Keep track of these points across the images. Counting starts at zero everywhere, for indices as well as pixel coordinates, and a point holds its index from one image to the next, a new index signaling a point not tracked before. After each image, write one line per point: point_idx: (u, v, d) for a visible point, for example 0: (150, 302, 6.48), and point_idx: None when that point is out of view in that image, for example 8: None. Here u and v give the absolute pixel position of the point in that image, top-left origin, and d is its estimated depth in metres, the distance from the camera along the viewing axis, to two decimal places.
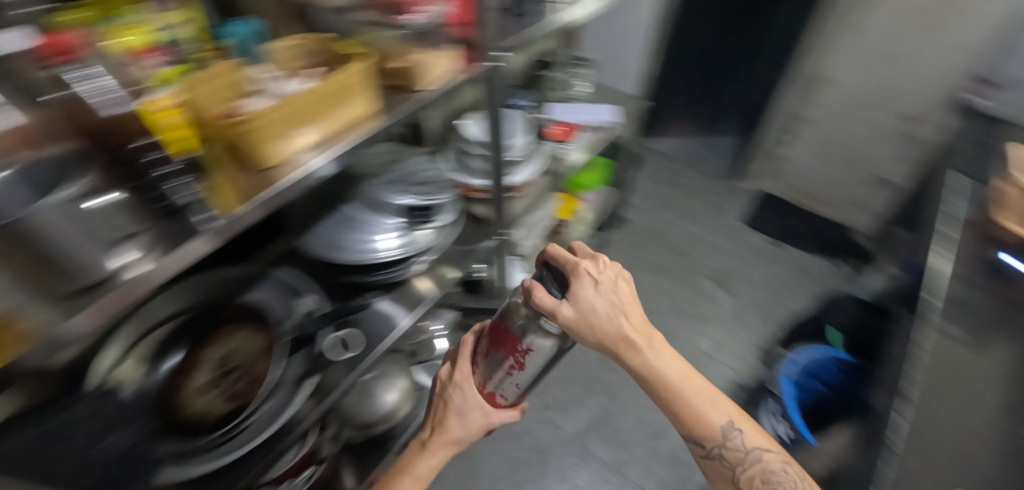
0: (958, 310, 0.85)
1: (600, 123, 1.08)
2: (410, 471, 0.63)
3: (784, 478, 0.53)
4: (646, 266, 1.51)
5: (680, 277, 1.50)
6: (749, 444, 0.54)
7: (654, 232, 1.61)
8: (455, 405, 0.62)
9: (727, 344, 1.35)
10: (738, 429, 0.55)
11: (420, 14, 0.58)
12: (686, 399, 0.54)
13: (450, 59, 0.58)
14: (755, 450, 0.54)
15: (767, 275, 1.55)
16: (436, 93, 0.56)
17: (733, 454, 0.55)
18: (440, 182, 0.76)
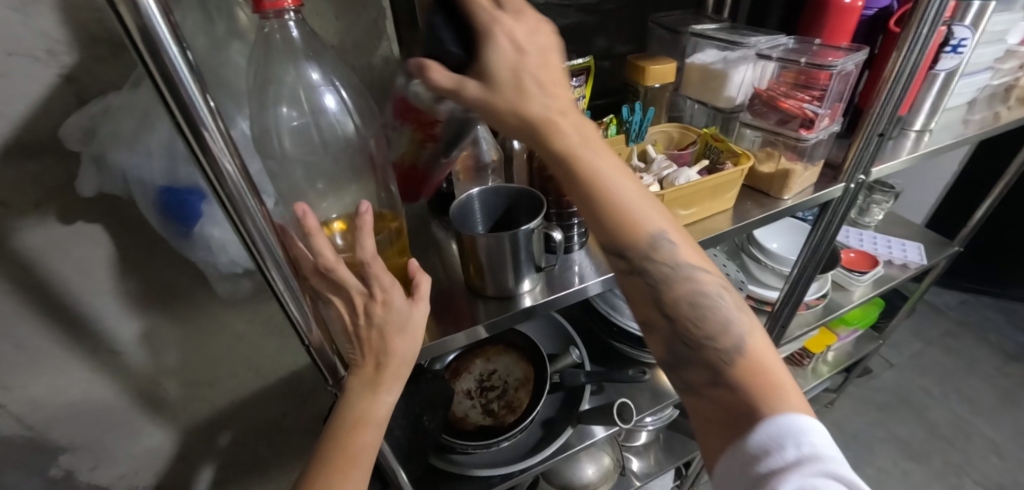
0: None
1: (901, 260, 0.97)
2: (363, 418, 0.35)
3: (712, 304, 0.35)
4: (889, 441, 1.21)
5: (942, 472, 1.15)
6: (678, 255, 0.34)
7: (905, 398, 1.30)
8: (383, 325, 0.33)
9: None
10: (670, 240, 0.34)
11: (816, 130, 0.53)
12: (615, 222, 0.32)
13: (811, 176, 0.57)
14: (713, 301, 0.35)
15: None
16: (789, 203, 0.56)
17: (656, 266, 0.34)
18: (735, 280, 0.78)
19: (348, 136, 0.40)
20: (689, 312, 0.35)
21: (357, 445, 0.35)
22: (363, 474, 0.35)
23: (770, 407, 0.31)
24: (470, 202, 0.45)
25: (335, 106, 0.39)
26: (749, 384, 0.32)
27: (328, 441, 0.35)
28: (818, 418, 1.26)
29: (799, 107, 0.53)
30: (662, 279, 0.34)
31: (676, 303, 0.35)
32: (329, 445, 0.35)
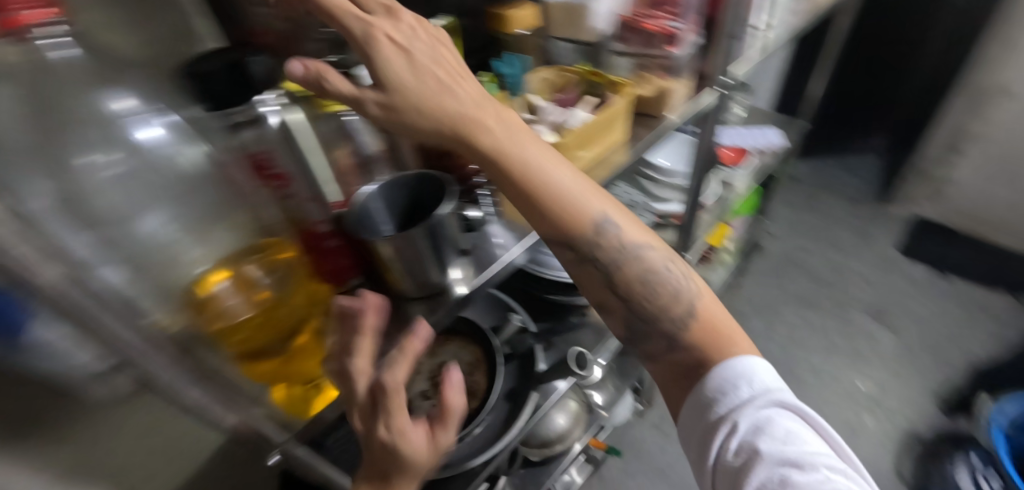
0: None
1: (765, 146, 1.10)
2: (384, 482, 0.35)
3: (669, 279, 0.41)
4: (791, 300, 1.41)
5: (832, 311, 1.38)
6: (627, 243, 0.40)
7: (794, 261, 1.52)
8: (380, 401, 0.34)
9: (899, 391, 1.21)
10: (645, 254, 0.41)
11: (681, 44, 0.57)
12: (543, 209, 0.37)
13: (690, 92, 0.62)
14: (635, 249, 0.40)
15: (942, 314, 1.37)
16: (677, 121, 0.60)
17: (608, 253, 0.39)
18: None
19: (201, 169, 0.35)
20: (641, 285, 0.40)
21: None
22: None
23: (721, 352, 0.39)
24: (368, 202, 0.40)
25: (168, 137, 0.34)
26: (706, 342, 0.40)
27: None
28: (734, 300, 1.42)
29: (662, 26, 0.56)
30: (612, 266, 0.40)
31: (625, 276, 0.40)
32: None
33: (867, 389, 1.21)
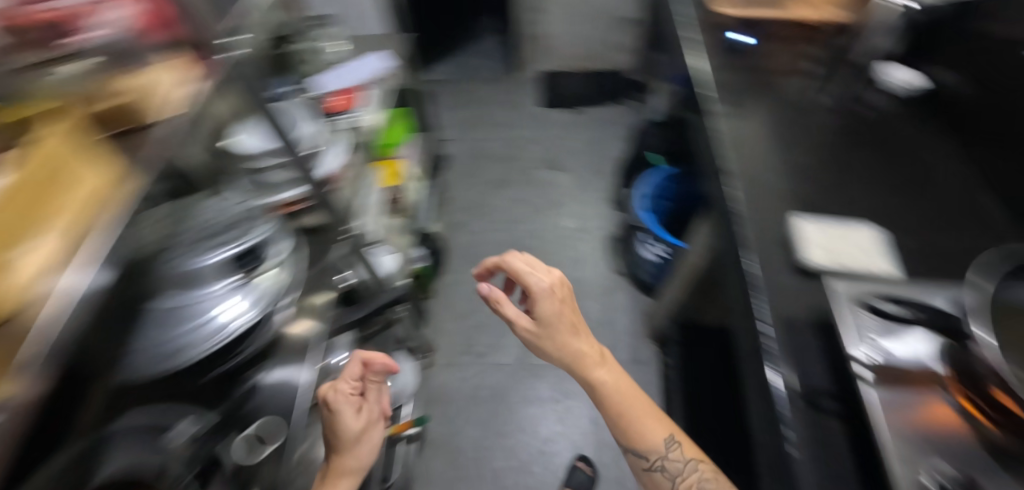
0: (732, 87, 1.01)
1: (374, 71, 1.20)
2: None
3: (676, 461, 0.64)
4: (492, 190, 1.71)
5: (526, 180, 1.73)
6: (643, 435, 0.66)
7: (490, 154, 1.82)
8: None
9: (583, 213, 1.60)
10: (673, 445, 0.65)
11: (92, 25, 0.41)
12: (558, 345, 0.68)
13: (186, 75, 0.45)
14: (664, 454, 0.65)
15: (587, 139, 1.83)
16: (189, 115, 0.41)
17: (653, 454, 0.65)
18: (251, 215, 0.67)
19: None
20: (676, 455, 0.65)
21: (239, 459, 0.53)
22: None
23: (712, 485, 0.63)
24: None
25: None
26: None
27: None
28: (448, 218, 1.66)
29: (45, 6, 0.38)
30: (673, 467, 0.64)
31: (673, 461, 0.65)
32: None
33: (565, 227, 1.57)
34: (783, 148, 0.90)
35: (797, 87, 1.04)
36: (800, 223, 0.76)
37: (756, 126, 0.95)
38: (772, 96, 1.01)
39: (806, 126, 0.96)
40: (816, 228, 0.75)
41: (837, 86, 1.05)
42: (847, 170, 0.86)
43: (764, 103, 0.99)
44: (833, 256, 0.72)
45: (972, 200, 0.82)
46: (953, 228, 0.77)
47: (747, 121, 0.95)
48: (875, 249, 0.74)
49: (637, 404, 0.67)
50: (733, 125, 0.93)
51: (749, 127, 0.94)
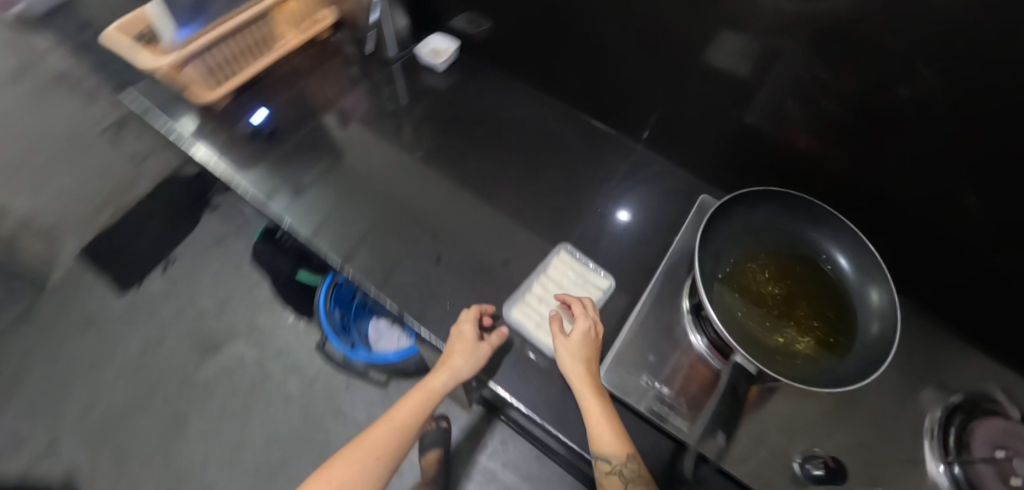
0: (300, 172, 0.80)
1: None
2: None
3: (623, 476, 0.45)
4: (166, 442, 1.12)
5: (199, 389, 1.18)
6: (601, 452, 0.46)
7: (115, 408, 1.16)
8: None
9: (297, 364, 1.20)
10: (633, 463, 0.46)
11: None
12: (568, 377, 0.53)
13: None
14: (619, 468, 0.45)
15: (215, 271, 1.32)
16: None
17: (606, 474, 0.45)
18: None
19: None
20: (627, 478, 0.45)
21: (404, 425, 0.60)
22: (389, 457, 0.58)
23: None
24: None
25: None
26: None
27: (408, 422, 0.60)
28: None
29: None
30: (629, 477, 0.45)
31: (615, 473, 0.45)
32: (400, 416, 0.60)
33: (296, 397, 1.17)
34: (418, 220, 0.76)
35: (368, 129, 0.87)
36: (517, 320, 0.64)
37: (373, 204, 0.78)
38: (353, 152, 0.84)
39: (415, 165, 0.83)
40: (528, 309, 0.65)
41: (401, 100, 0.91)
42: (486, 187, 0.80)
43: (352, 167, 0.82)
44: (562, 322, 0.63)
45: (581, 134, 0.86)
46: (582, 180, 0.81)
47: (351, 204, 0.78)
48: (574, 272, 0.69)
49: (618, 424, 0.49)
50: (344, 220, 0.76)
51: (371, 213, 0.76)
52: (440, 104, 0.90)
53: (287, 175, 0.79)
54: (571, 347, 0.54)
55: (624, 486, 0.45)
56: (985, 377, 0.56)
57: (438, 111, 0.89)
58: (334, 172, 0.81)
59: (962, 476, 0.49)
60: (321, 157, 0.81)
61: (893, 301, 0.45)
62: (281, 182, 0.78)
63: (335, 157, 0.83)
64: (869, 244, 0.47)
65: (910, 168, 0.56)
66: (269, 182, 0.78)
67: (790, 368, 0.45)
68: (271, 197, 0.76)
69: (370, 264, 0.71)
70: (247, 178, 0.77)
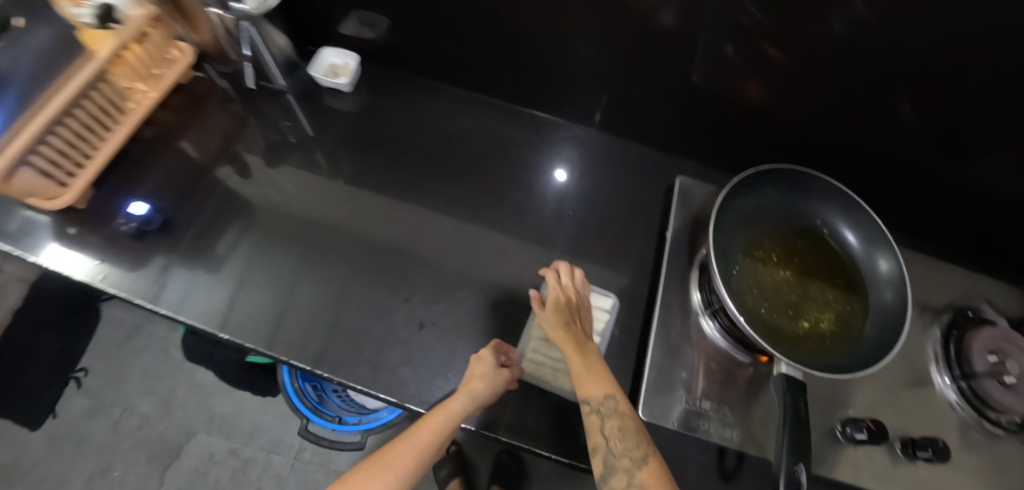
0: (214, 263, 0.66)
1: None
2: None
3: (606, 419, 0.45)
4: None
5: None
6: (586, 396, 0.47)
7: None
8: None
9: (278, 440, 1.07)
10: (613, 403, 0.46)
11: None
12: (559, 337, 0.51)
13: None
14: (601, 410, 0.46)
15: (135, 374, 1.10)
16: None
17: (590, 416, 0.46)
18: None
19: None
20: (614, 431, 0.45)
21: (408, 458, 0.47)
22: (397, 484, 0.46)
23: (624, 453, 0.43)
24: None
25: None
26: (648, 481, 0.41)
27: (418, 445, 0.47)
28: None
29: None
30: (607, 414, 0.46)
31: (603, 420, 0.45)
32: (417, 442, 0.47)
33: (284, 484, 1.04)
34: (376, 274, 0.66)
35: (281, 178, 0.74)
36: (532, 377, 0.55)
37: (318, 274, 0.66)
38: (273, 216, 0.70)
39: (354, 212, 0.72)
40: (538, 358, 0.56)
41: (306, 132, 0.78)
42: (444, 219, 0.71)
43: (279, 235, 0.69)
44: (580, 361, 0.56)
45: (528, 131, 0.79)
46: (538, 181, 0.75)
47: (290, 281, 0.65)
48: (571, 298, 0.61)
49: (599, 369, 0.49)
50: (285, 304, 0.63)
51: (321, 286, 0.65)
52: (360, 132, 0.78)
53: (200, 271, 0.65)
54: (550, 312, 0.53)
55: (603, 423, 0.45)
56: (970, 289, 0.59)
57: (360, 141, 0.77)
58: (257, 251, 0.67)
59: (969, 390, 0.52)
60: (237, 240, 0.68)
61: (900, 266, 0.47)
62: (193, 284, 0.64)
63: (254, 229, 0.69)
64: (868, 211, 0.50)
65: (864, 105, 0.57)
66: (177, 288, 0.63)
67: (827, 349, 0.45)
68: (188, 310, 0.62)
69: (336, 350, 0.60)
70: (148, 293, 0.62)
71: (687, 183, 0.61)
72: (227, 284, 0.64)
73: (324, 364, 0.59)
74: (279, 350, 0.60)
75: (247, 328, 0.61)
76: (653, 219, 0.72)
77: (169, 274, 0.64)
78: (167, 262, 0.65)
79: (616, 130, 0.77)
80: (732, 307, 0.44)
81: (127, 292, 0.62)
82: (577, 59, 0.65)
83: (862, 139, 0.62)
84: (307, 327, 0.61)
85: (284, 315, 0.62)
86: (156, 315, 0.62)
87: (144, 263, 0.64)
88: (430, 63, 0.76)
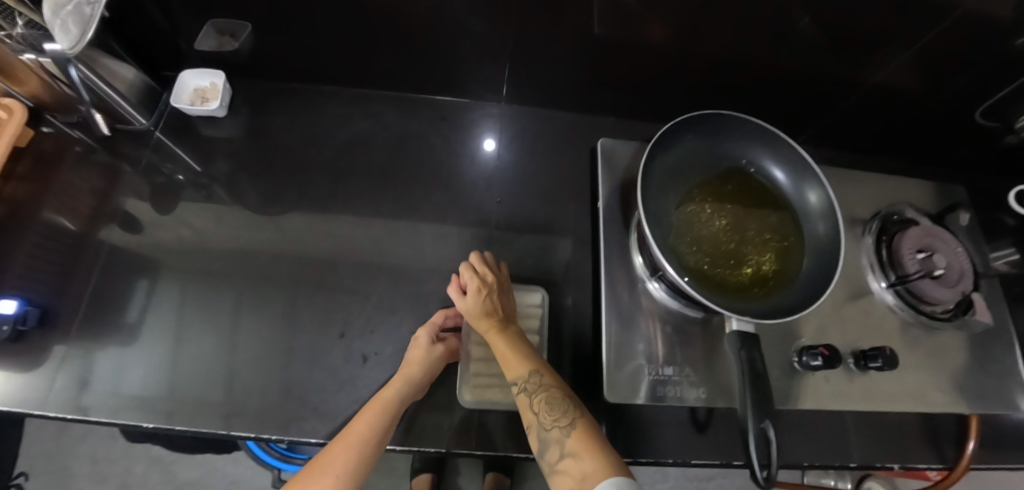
0: (115, 344, 0.58)
1: None
2: None
3: (534, 395, 0.44)
4: None
5: None
6: (513, 377, 0.45)
7: None
8: None
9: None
10: (539, 377, 0.45)
11: None
12: (484, 328, 0.50)
13: None
14: (529, 386, 0.44)
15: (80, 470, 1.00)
16: None
17: (520, 397, 0.45)
18: None
19: None
20: (541, 406, 0.43)
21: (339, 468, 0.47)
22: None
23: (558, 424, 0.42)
24: None
25: None
26: (582, 444, 0.40)
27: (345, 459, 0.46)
28: None
29: None
30: (534, 389, 0.44)
31: (532, 396, 0.44)
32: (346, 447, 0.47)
33: None
34: (306, 312, 0.60)
35: (174, 228, 0.65)
36: (484, 402, 0.53)
37: (240, 328, 0.59)
38: (173, 275, 0.62)
39: (266, 248, 0.64)
40: (483, 379, 0.54)
41: (193, 170, 0.68)
42: (367, 235, 0.65)
43: (185, 296, 0.61)
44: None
45: (437, 120, 0.72)
46: (461, 169, 0.70)
47: (209, 343, 0.58)
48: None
49: (522, 348, 0.48)
50: (210, 370, 0.56)
51: (247, 340, 0.58)
52: (252, 158, 0.69)
53: (101, 358, 0.57)
54: (471, 304, 0.51)
55: (531, 400, 0.44)
56: (891, 193, 0.61)
57: (254, 168, 0.69)
58: (164, 319, 0.59)
59: (905, 292, 0.53)
60: (139, 313, 0.60)
61: (828, 194, 0.47)
62: (96, 373, 0.56)
63: (152, 295, 0.61)
64: (789, 142, 0.49)
65: (768, 31, 0.56)
66: (78, 384, 0.55)
67: (773, 292, 0.45)
68: (95, 405, 0.54)
69: (279, 406, 0.55)
70: (43, 399, 0.54)
71: (609, 143, 0.58)
72: (140, 363, 0.57)
73: (270, 426, 0.54)
74: (215, 423, 0.54)
75: (171, 408, 0.54)
76: (585, 185, 0.69)
77: (63, 369, 0.56)
78: (58, 356, 0.56)
79: (529, 99, 0.72)
80: (673, 272, 0.42)
81: (19, 404, 0.54)
82: (469, 36, 0.60)
83: (771, 65, 0.61)
84: (240, 390, 0.55)
85: (210, 383, 0.56)
86: (67, 422, 0.53)
87: (30, 365, 0.56)
88: (312, 66, 0.68)
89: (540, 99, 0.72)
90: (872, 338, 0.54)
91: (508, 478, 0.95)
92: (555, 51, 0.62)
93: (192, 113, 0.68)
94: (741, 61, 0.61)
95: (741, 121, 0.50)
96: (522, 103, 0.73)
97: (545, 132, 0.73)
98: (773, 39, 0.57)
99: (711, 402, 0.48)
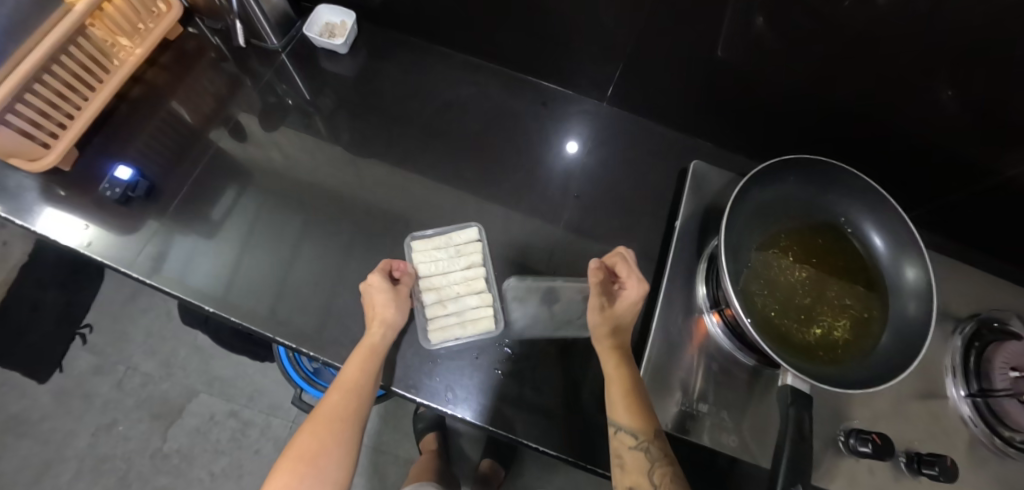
0: (202, 232, 0.64)
1: None
2: None
3: (654, 459, 0.42)
4: None
5: None
6: (634, 430, 0.43)
7: None
8: None
9: (278, 404, 1.04)
10: (661, 443, 0.43)
11: None
12: (609, 351, 0.49)
13: None
14: (652, 450, 0.42)
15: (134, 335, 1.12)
16: None
17: (637, 455, 0.42)
18: None
19: None
20: (664, 479, 0.41)
21: (342, 409, 0.47)
22: (346, 433, 0.46)
23: None
24: None
25: None
26: None
27: (346, 402, 0.48)
28: None
29: None
30: (657, 455, 0.42)
31: (654, 462, 0.42)
32: (344, 384, 0.49)
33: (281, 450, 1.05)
34: (367, 251, 0.64)
35: (275, 144, 0.70)
36: (450, 339, 0.56)
37: (307, 250, 0.64)
38: (263, 184, 0.68)
39: (346, 183, 0.68)
40: (443, 320, 0.57)
41: (303, 97, 0.74)
42: (440, 195, 0.68)
43: (269, 206, 0.66)
44: (480, 297, 0.59)
45: (532, 105, 0.74)
46: (542, 156, 0.70)
47: (277, 252, 0.63)
48: (440, 248, 0.62)
49: (646, 402, 0.45)
50: (270, 277, 0.61)
51: (310, 261, 0.63)
52: (355, 98, 0.73)
53: (186, 240, 0.63)
54: (599, 318, 0.52)
55: (651, 466, 0.42)
56: (1001, 299, 0.55)
57: (356, 107, 0.73)
58: (245, 221, 0.65)
59: (985, 407, 0.49)
60: (225, 210, 0.65)
61: (928, 276, 0.43)
62: (179, 249, 0.62)
63: (241, 197, 0.67)
64: (901, 211, 0.45)
65: (902, 94, 0.52)
66: (163, 257, 0.61)
67: (839, 360, 0.42)
68: (171, 277, 0.60)
69: (323, 327, 0.59)
70: (130, 260, 0.61)
71: (701, 167, 0.57)
72: (215, 254, 0.62)
73: (310, 343, 0.58)
74: (264, 326, 0.58)
75: (231, 301, 0.60)
76: (661, 203, 0.68)
77: (153, 240, 0.62)
78: (152, 228, 0.63)
79: (627, 104, 0.72)
80: (740, 311, 0.41)
81: (107, 259, 0.60)
82: (589, 30, 0.60)
83: (895, 129, 0.57)
84: (293, 303, 0.60)
85: (267, 289, 0.61)
86: (143, 284, 0.60)
87: (129, 229, 0.62)
88: (433, 26, 0.71)
89: (639, 107, 0.71)
90: (934, 444, 0.49)
91: (503, 469, 0.97)
92: (670, 64, 0.61)
93: (318, 44, 0.73)
94: (861, 118, 0.58)
95: (852, 178, 0.47)
96: (618, 108, 0.73)
97: (635, 142, 0.72)
98: (906, 103, 0.53)
99: (740, 453, 0.46)
